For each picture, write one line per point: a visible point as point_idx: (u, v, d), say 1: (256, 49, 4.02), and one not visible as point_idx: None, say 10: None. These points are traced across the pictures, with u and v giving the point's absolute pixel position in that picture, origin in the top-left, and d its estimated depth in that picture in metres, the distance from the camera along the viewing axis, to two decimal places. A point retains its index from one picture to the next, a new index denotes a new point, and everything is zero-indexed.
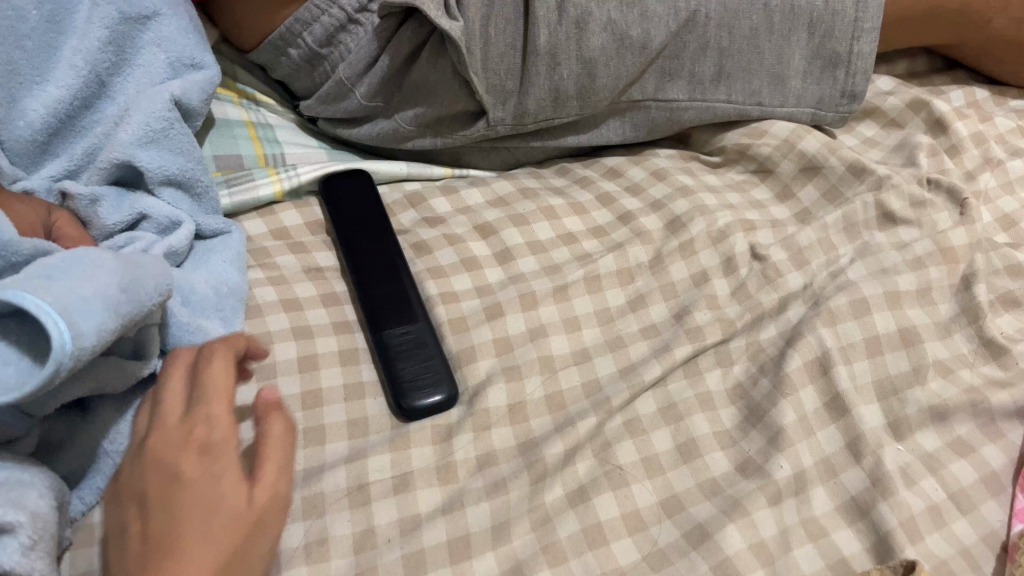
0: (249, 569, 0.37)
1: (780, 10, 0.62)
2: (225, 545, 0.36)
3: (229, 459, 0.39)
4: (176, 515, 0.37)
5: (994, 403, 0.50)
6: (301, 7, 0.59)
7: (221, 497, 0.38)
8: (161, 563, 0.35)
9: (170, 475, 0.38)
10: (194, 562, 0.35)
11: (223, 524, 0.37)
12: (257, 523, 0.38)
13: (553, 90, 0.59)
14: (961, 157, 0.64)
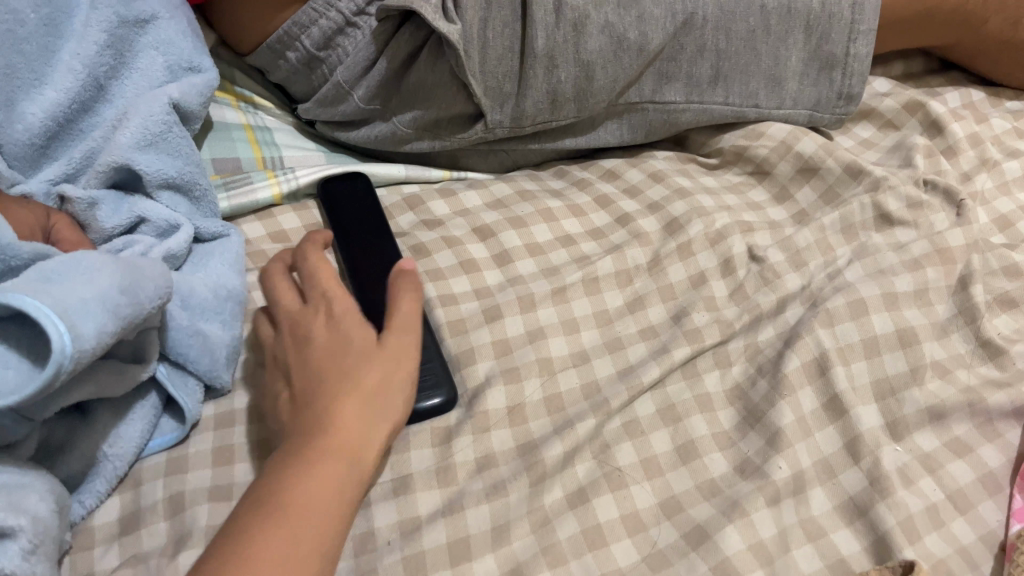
0: (391, 403, 0.41)
1: (777, 13, 0.62)
2: (364, 383, 0.41)
3: (353, 321, 0.44)
4: (320, 373, 0.41)
5: (991, 403, 0.50)
6: (299, 10, 0.59)
7: (356, 350, 0.42)
8: (316, 408, 0.40)
9: (304, 343, 0.43)
10: (345, 406, 0.40)
11: (363, 370, 0.41)
12: (392, 361, 0.42)
13: (551, 92, 0.59)
14: (957, 158, 0.64)
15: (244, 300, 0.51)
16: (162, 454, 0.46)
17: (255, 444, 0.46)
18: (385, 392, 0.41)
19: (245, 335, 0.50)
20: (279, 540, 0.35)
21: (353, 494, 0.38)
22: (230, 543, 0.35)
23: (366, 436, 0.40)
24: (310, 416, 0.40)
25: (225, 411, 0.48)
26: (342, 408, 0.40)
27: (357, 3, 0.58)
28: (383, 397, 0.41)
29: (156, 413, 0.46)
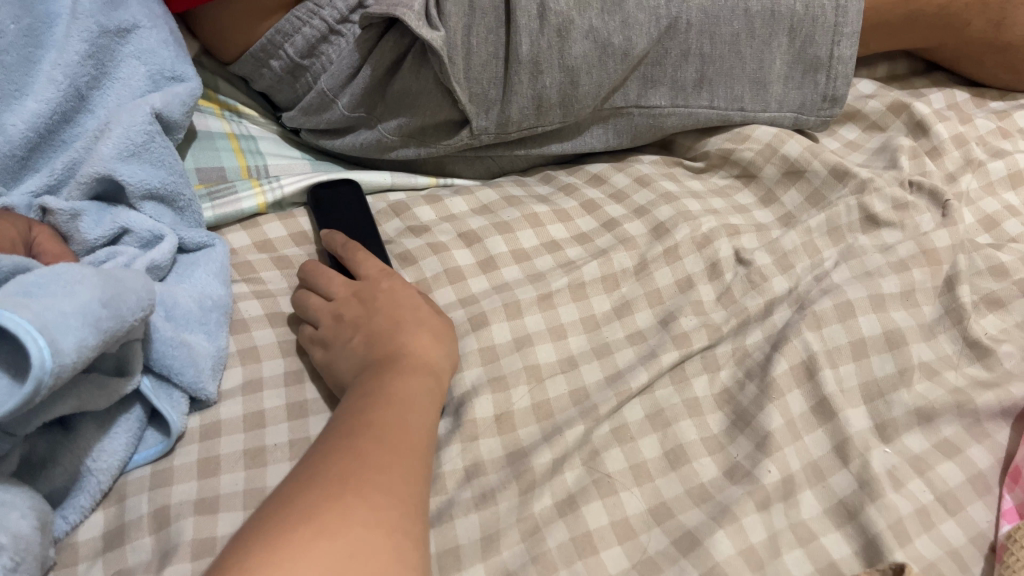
0: (451, 344, 0.48)
1: (760, 16, 0.62)
2: (434, 324, 0.48)
3: (409, 289, 0.50)
4: (394, 317, 0.48)
5: (979, 404, 0.50)
6: (282, 19, 0.59)
7: (418, 309, 0.48)
8: (399, 338, 0.46)
9: (374, 297, 0.49)
10: (422, 344, 0.46)
11: (430, 323, 0.48)
12: (448, 324, 0.49)
13: (537, 97, 0.59)
14: (942, 158, 0.64)
15: (229, 310, 0.51)
16: (147, 467, 0.45)
17: (240, 455, 0.46)
18: (449, 344, 0.48)
19: (230, 345, 0.50)
20: (388, 416, 0.40)
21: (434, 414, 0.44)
22: (348, 427, 0.39)
23: (438, 364, 0.46)
24: (394, 352, 0.45)
25: (211, 422, 0.47)
26: (419, 347, 0.46)
27: (340, 10, 0.58)
28: (447, 347, 0.47)
29: (141, 427, 0.45)
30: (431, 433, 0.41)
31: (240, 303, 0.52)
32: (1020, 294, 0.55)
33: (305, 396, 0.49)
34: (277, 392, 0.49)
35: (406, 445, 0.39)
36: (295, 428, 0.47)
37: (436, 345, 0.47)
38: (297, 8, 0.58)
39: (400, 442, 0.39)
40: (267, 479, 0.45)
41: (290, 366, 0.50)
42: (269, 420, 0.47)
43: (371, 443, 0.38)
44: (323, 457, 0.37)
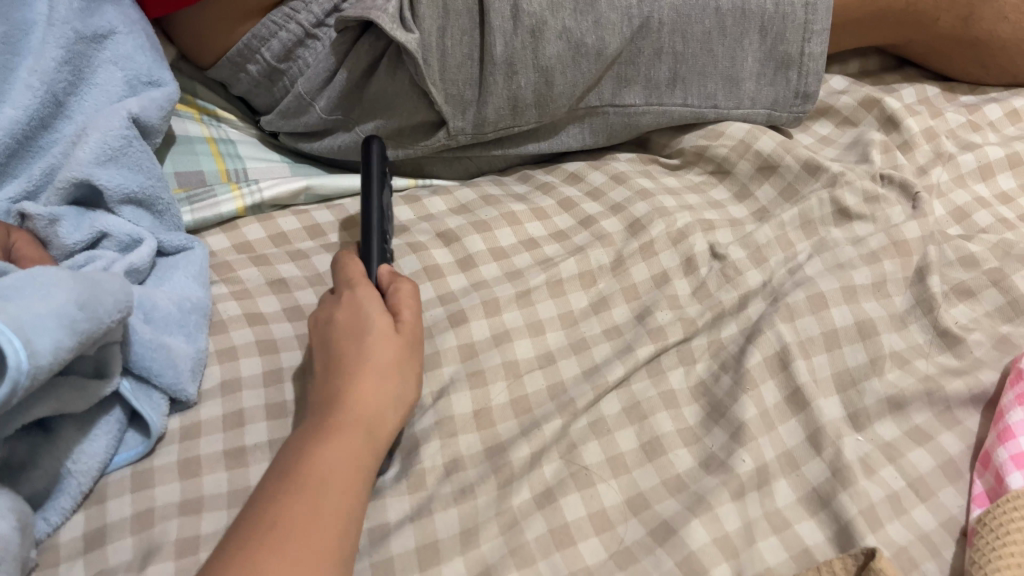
0: (402, 374, 0.44)
1: (731, 14, 0.63)
2: (383, 354, 0.44)
3: (369, 302, 0.46)
4: (341, 350, 0.45)
5: (949, 392, 0.51)
6: (258, 23, 0.59)
7: (373, 335, 0.45)
8: (339, 381, 0.43)
9: (331, 323, 0.46)
10: (367, 388, 0.43)
11: (384, 354, 0.44)
12: (409, 348, 0.46)
13: (511, 98, 0.60)
14: (913, 152, 0.65)
15: (208, 311, 0.51)
16: (127, 469, 0.45)
17: (220, 456, 0.46)
18: (404, 377, 0.44)
19: (210, 347, 0.50)
20: (304, 500, 0.37)
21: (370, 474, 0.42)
22: (258, 518, 0.36)
23: (381, 409, 0.43)
24: (337, 399, 0.42)
25: (191, 423, 0.47)
26: (365, 393, 0.42)
27: (316, 14, 0.59)
28: (401, 383, 0.44)
29: (121, 428, 0.46)
30: (354, 514, 0.39)
31: (219, 303, 0.53)
32: (990, 283, 0.56)
33: (284, 396, 0.49)
34: (257, 392, 0.49)
35: (317, 539, 0.36)
36: (274, 427, 0.47)
37: (387, 384, 0.43)
38: (273, 13, 0.59)
39: (311, 538, 0.36)
40: (248, 479, 0.45)
41: (269, 365, 0.50)
42: (248, 419, 0.48)
43: (277, 544, 0.35)
44: (226, 556, 0.35)
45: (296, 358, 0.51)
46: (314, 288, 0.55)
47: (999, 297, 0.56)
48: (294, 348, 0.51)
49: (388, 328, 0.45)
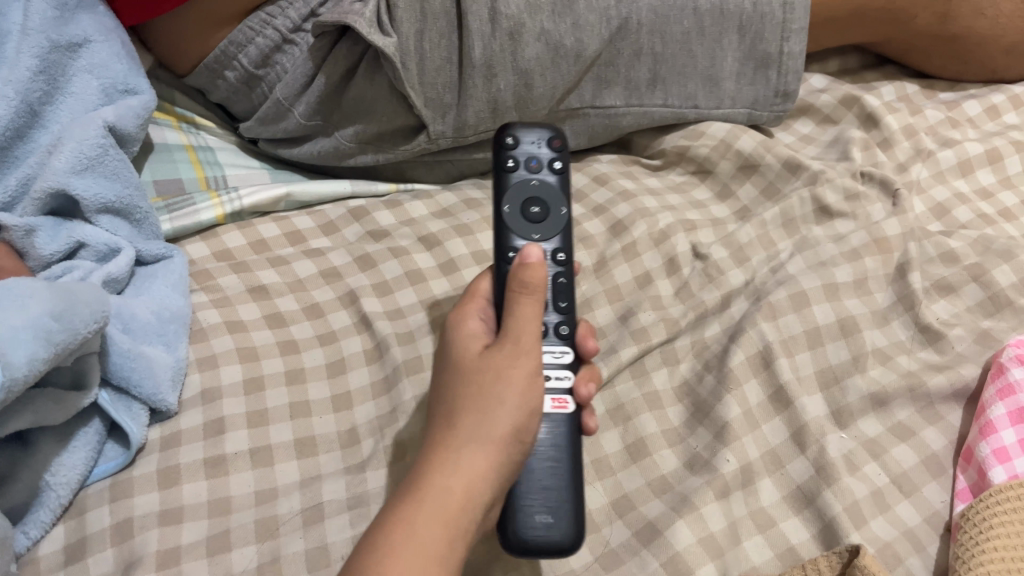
0: (493, 403, 0.36)
1: (709, 14, 0.63)
2: (467, 386, 0.37)
3: (465, 334, 0.40)
4: (438, 392, 0.38)
5: (931, 388, 0.51)
6: (235, 29, 0.59)
7: (463, 363, 0.38)
8: (431, 431, 0.37)
9: (439, 362, 0.40)
10: (451, 433, 0.36)
11: (474, 380, 0.37)
12: (509, 365, 0.37)
13: (491, 100, 0.60)
14: (893, 149, 0.66)
15: (188, 321, 0.51)
16: (107, 480, 0.45)
17: (200, 464, 0.45)
18: (498, 404, 0.36)
19: (191, 356, 0.50)
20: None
21: (469, 538, 0.34)
22: None
23: (468, 456, 0.35)
24: (425, 451, 0.36)
25: (171, 433, 0.47)
26: (450, 440, 0.35)
27: (293, 20, 0.58)
28: (495, 414, 0.36)
29: (100, 440, 0.45)
30: None
31: (199, 312, 0.52)
32: (971, 279, 0.57)
33: (266, 404, 0.48)
34: (238, 400, 0.48)
35: None
36: (256, 436, 0.47)
37: (472, 423, 0.35)
38: (250, 19, 0.58)
39: None
40: (231, 488, 0.45)
41: (249, 373, 0.50)
42: (229, 426, 0.47)
43: None
44: None
45: (277, 365, 0.50)
46: (294, 294, 0.55)
47: (979, 292, 0.56)
48: (275, 356, 0.51)
49: (474, 355, 0.38)
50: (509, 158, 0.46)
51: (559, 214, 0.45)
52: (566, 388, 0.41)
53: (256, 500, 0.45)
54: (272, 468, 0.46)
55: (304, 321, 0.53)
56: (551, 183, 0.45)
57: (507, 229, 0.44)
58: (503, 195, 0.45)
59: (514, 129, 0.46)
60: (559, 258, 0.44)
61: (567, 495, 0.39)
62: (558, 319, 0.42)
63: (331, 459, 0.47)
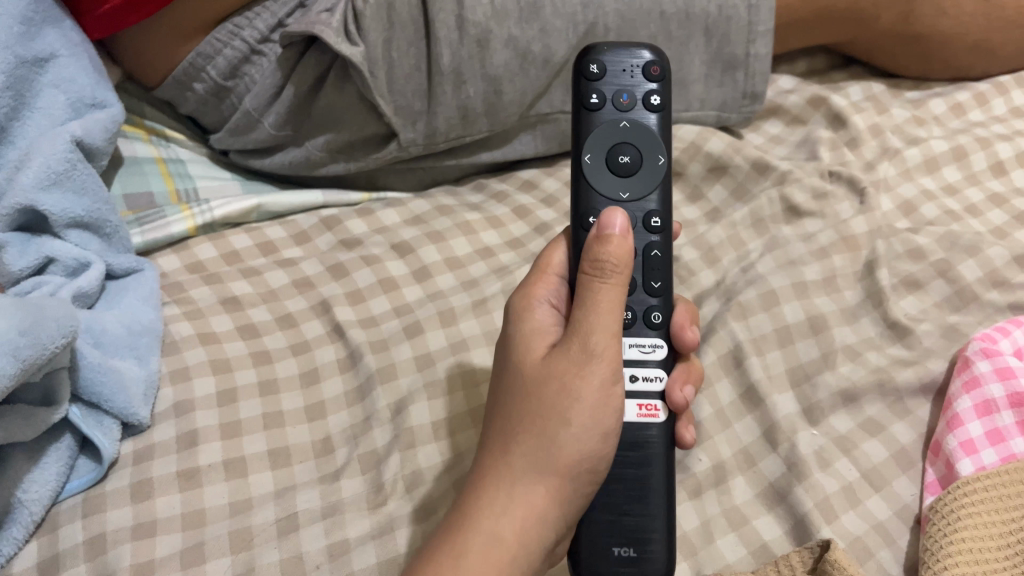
0: (558, 423, 0.37)
1: (675, 18, 0.62)
2: (534, 399, 0.38)
3: (533, 333, 0.41)
4: (501, 390, 0.40)
5: (900, 383, 0.51)
6: (203, 41, 0.59)
7: (529, 369, 0.39)
8: (495, 437, 0.39)
9: (503, 353, 0.42)
10: (515, 448, 0.38)
11: (540, 391, 0.38)
12: (576, 376, 0.37)
13: (461, 107, 0.60)
14: (860, 148, 0.67)
15: (160, 334, 0.51)
16: (79, 496, 0.45)
17: (174, 477, 0.45)
18: (564, 423, 0.37)
19: (163, 368, 0.50)
20: None
21: (531, 560, 0.37)
22: None
23: (532, 476, 0.37)
24: (488, 466, 0.38)
25: (144, 447, 0.47)
26: (514, 457, 0.38)
27: (260, 31, 0.58)
28: (561, 432, 0.37)
29: (72, 455, 0.45)
30: None
31: (171, 325, 0.52)
32: (938, 274, 0.57)
33: (239, 415, 0.48)
34: (211, 412, 0.48)
35: None
36: (230, 448, 0.47)
37: (536, 442, 0.37)
38: (218, 31, 0.59)
39: None
40: (205, 500, 0.45)
41: (221, 385, 0.49)
42: (202, 438, 0.47)
43: None
44: None
45: (250, 377, 0.50)
46: (267, 305, 0.55)
47: (946, 288, 0.57)
48: (248, 367, 0.51)
49: (537, 362, 0.39)
50: (593, 93, 0.45)
51: (650, 164, 0.44)
52: (657, 393, 0.42)
53: (230, 511, 0.45)
54: (246, 479, 0.46)
55: (277, 332, 0.53)
56: (643, 124, 0.44)
57: (589, 178, 0.44)
58: (588, 136, 0.44)
59: (602, 59, 0.45)
60: (654, 223, 0.43)
61: (653, 526, 0.40)
62: (652, 303, 0.43)
63: (305, 468, 0.47)
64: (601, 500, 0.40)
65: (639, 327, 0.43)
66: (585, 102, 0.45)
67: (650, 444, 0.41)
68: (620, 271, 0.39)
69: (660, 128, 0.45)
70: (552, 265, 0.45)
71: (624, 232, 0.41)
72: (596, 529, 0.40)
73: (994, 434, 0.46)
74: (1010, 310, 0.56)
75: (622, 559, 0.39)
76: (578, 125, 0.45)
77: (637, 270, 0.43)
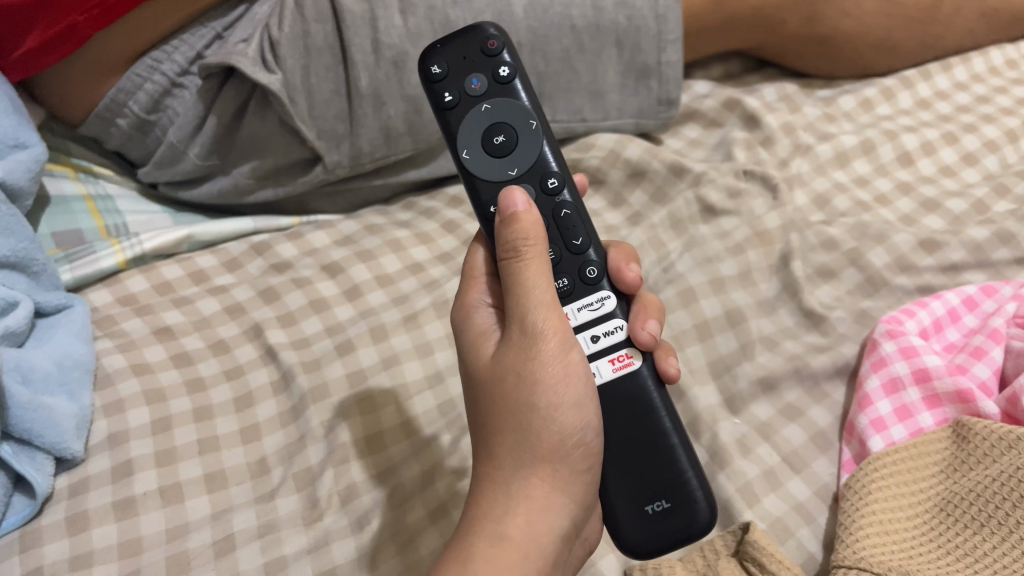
0: (523, 412, 0.39)
1: (587, 31, 0.64)
2: (498, 399, 0.39)
3: (482, 341, 0.42)
4: (470, 407, 0.41)
5: (815, 367, 0.53)
6: (122, 77, 0.60)
7: (487, 373, 0.40)
8: (478, 452, 0.40)
9: (461, 373, 0.43)
10: (498, 450, 0.39)
11: (501, 389, 0.39)
12: (529, 361, 0.39)
13: (383, 127, 0.62)
14: (774, 147, 0.69)
15: (92, 367, 0.51)
16: (15, 532, 0.45)
17: (109, 508, 0.46)
18: (532, 409, 0.38)
19: (96, 402, 0.50)
20: None
21: (548, 550, 0.37)
22: None
23: (517, 470, 0.38)
24: (478, 478, 0.39)
25: (79, 479, 0.47)
26: (499, 458, 0.39)
27: (179, 64, 0.59)
28: (531, 420, 0.38)
29: (7, 492, 0.45)
30: None
31: (103, 358, 0.52)
32: (849, 263, 0.60)
33: (174, 442, 0.49)
34: (145, 441, 0.49)
35: None
36: (165, 475, 0.48)
37: (513, 438, 0.38)
38: (137, 66, 0.59)
39: None
40: (142, 528, 0.45)
41: (157, 414, 0.50)
42: (137, 468, 0.47)
43: None
44: None
45: (185, 404, 0.51)
46: (200, 332, 0.55)
47: (858, 275, 0.59)
48: (182, 395, 0.51)
49: (488, 365, 0.41)
50: (446, 93, 0.44)
51: (525, 133, 0.44)
52: (624, 341, 0.43)
53: (167, 537, 0.46)
54: (182, 504, 0.47)
55: (210, 359, 0.54)
56: (506, 98, 0.44)
57: (475, 172, 0.44)
58: (459, 134, 0.44)
59: (440, 58, 0.45)
60: (552, 183, 0.44)
61: (677, 470, 0.41)
62: (587, 258, 0.43)
63: (241, 490, 0.48)
64: (617, 462, 0.41)
65: (580, 290, 0.43)
66: (440, 107, 0.45)
67: (644, 390, 0.42)
68: (535, 241, 0.40)
69: (523, 93, 0.45)
70: (477, 269, 0.47)
71: (527, 205, 0.42)
72: (625, 489, 0.41)
73: (902, 411, 0.49)
74: (918, 292, 0.58)
75: (658, 513, 0.41)
76: (445, 128, 0.45)
77: (553, 238, 0.43)
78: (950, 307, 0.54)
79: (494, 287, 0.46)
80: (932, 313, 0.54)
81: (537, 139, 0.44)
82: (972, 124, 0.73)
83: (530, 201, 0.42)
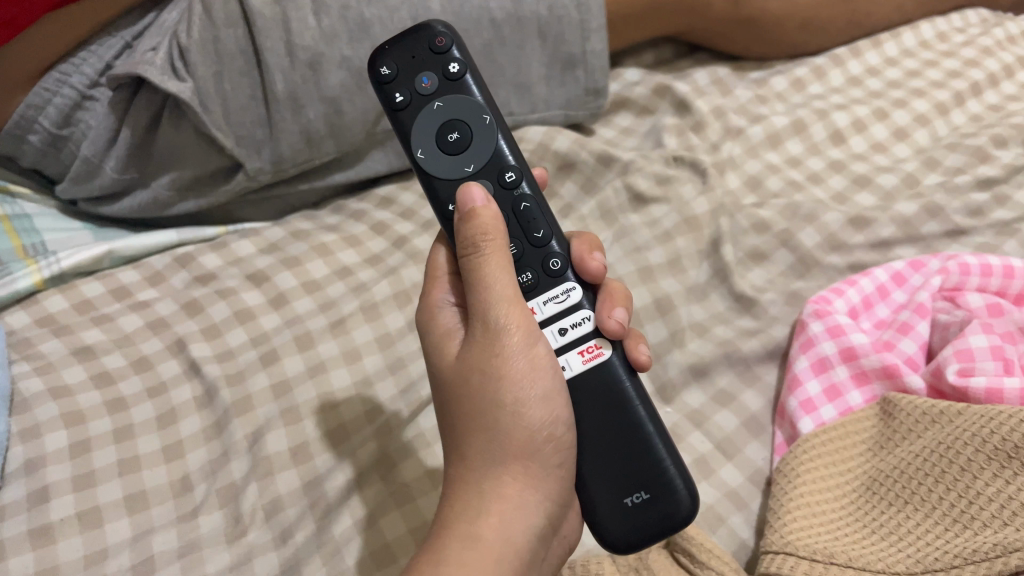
0: (495, 409, 0.38)
1: (507, 24, 0.64)
2: (467, 397, 0.39)
3: (450, 341, 0.42)
4: (442, 407, 0.41)
5: (745, 351, 0.54)
6: (31, 92, 0.58)
7: (455, 372, 0.40)
8: (452, 452, 0.39)
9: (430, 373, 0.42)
10: (469, 450, 0.38)
11: (470, 387, 0.38)
12: (494, 358, 0.38)
13: (303, 131, 0.60)
14: (704, 131, 0.69)
15: (7, 394, 0.49)
16: None
17: (25, 535, 0.44)
18: (500, 406, 0.38)
19: (12, 428, 0.48)
20: None
21: (523, 550, 0.37)
22: None
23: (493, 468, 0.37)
24: (451, 480, 0.39)
25: None
26: (472, 458, 0.38)
27: (89, 75, 0.58)
28: (499, 417, 0.38)
29: None
30: None
31: (19, 382, 0.50)
32: (780, 244, 0.60)
33: (93, 465, 0.48)
34: (63, 466, 0.47)
35: None
36: (82, 499, 0.46)
37: (483, 437, 0.38)
38: (45, 80, 0.58)
39: None
40: (58, 555, 0.44)
41: (75, 437, 0.48)
42: (53, 493, 0.46)
43: None
44: None
45: (105, 425, 0.49)
46: (122, 349, 0.54)
47: (789, 256, 0.59)
48: (102, 416, 0.50)
49: (456, 364, 0.40)
50: (397, 92, 0.43)
51: (480, 128, 0.43)
52: (592, 332, 0.41)
53: (85, 564, 0.44)
54: (101, 528, 0.46)
55: (132, 376, 0.52)
56: (457, 94, 0.43)
57: (431, 172, 0.43)
58: (412, 134, 0.43)
59: (389, 58, 0.44)
60: (508, 177, 0.43)
61: (656, 459, 0.39)
62: (550, 250, 0.42)
63: (163, 510, 0.48)
64: (592, 455, 0.40)
65: (545, 282, 0.42)
66: (395, 107, 0.44)
67: (618, 381, 0.41)
68: (492, 235, 0.39)
69: (477, 88, 0.44)
70: (439, 268, 0.45)
71: (486, 200, 0.41)
72: (603, 481, 0.39)
73: (832, 390, 0.49)
74: (849, 271, 0.58)
75: (637, 505, 0.39)
76: (399, 128, 0.44)
77: (515, 228, 0.42)
78: (878, 283, 0.54)
79: (458, 285, 0.45)
80: (860, 291, 0.54)
81: (493, 133, 0.43)
82: (903, 99, 0.73)
83: (487, 194, 0.41)
